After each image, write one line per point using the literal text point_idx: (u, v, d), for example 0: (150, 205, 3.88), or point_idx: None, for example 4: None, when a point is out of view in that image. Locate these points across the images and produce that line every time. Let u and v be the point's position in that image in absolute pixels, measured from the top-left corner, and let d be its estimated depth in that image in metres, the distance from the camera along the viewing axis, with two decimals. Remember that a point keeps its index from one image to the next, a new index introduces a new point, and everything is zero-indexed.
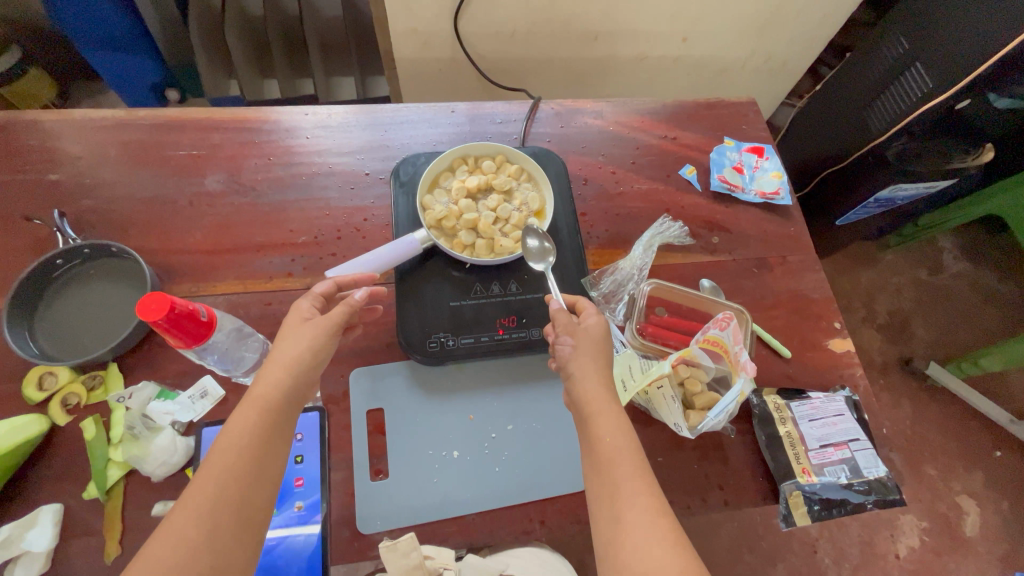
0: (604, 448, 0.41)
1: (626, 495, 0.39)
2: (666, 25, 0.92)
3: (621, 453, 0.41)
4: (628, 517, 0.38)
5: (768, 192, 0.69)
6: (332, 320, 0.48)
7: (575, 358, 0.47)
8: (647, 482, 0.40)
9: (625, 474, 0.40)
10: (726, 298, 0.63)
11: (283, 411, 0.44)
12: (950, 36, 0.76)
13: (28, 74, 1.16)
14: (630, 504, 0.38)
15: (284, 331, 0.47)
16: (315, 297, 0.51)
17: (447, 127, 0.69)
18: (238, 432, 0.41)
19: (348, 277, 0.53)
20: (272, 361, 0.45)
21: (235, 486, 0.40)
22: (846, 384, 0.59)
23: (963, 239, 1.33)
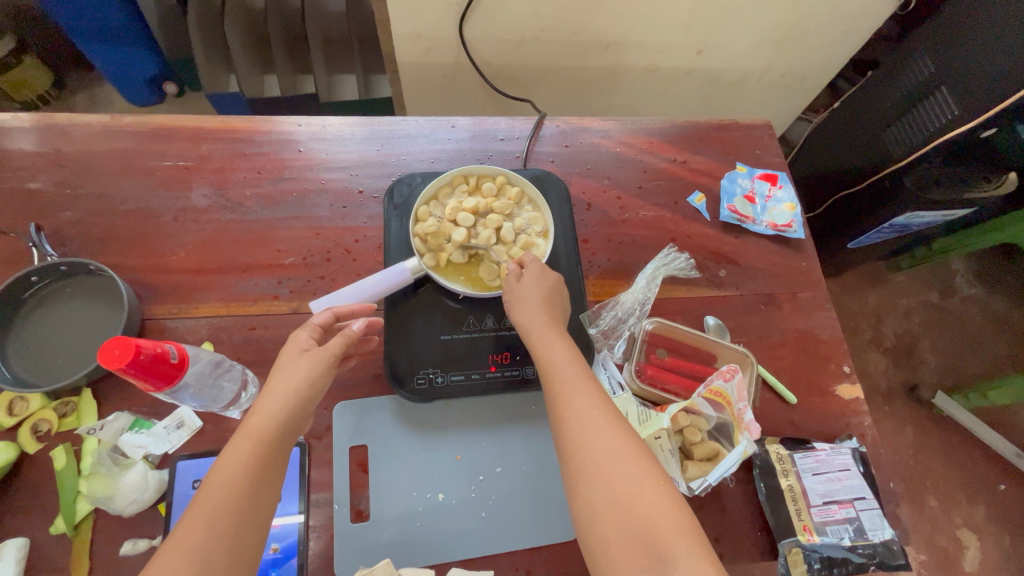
0: (562, 382, 0.45)
1: (589, 420, 0.42)
2: (681, 36, 0.88)
3: (578, 383, 0.45)
4: (594, 435, 0.41)
5: (779, 224, 0.66)
6: (330, 351, 0.44)
7: (516, 306, 0.50)
8: (605, 407, 0.43)
9: (584, 402, 0.43)
10: (732, 338, 0.60)
11: (277, 452, 0.40)
12: (979, 61, 0.72)
13: (23, 62, 1.13)
14: (594, 424, 0.42)
15: (279, 362, 0.44)
16: (315, 328, 0.46)
17: (446, 143, 0.66)
18: (231, 468, 0.38)
19: (347, 307, 0.49)
20: (267, 393, 0.42)
21: (229, 522, 0.37)
22: (853, 434, 0.56)
23: (977, 263, 1.29)
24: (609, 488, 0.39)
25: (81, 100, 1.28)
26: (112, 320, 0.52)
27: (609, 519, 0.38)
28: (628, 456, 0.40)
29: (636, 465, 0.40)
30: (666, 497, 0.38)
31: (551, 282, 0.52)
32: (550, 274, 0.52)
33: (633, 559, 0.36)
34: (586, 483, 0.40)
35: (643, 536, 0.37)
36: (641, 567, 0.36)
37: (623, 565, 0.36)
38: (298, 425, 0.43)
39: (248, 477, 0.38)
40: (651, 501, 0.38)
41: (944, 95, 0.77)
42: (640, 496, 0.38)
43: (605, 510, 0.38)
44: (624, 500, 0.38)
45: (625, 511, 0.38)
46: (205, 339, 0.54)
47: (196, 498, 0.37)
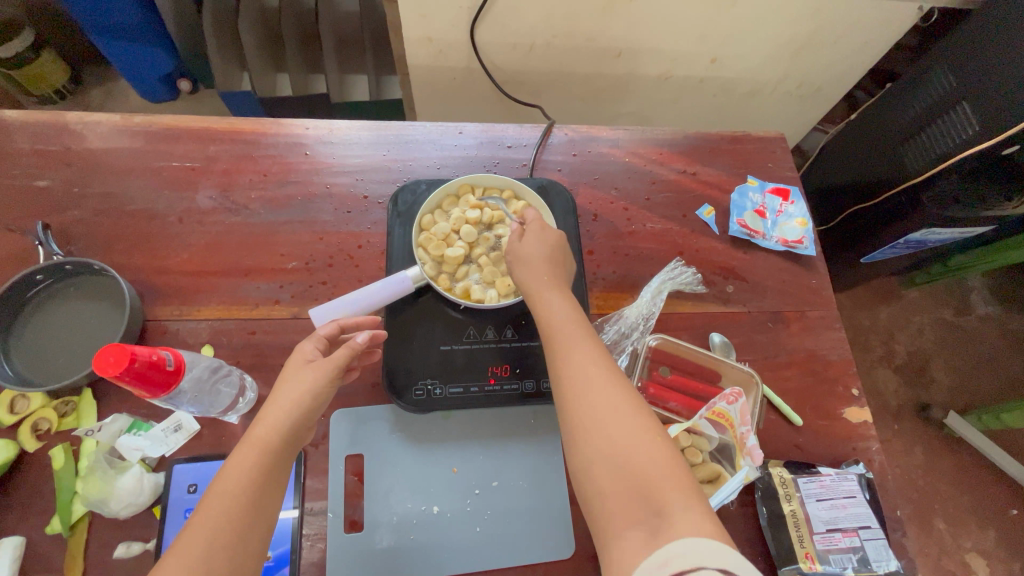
0: (560, 340, 0.45)
1: (588, 377, 0.42)
2: (696, 45, 0.87)
3: (576, 343, 0.44)
4: (591, 392, 0.41)
5: (790, 241, 0.64)
6: (334, 364, 0.43)
7: (517, 264, 0.50)
8: (603, 364, 0.43)
9: (581, 360, 0.43)
10: (737, 356, 0.59)
11: (282, 462, 0.40)
12: (1000, 77, 0.70)
13: (41, 58, 1.15)
14: (592, 380, 0.42)
15: (284, 374, 0.43)
16: (320, 339, 0.46)
17: (453, 149, 0.65)
18: (235, 479, 0.38)
19: (353, 320, 0.49)
20: (272, 404, 0.41)
21: (231, 534, 0.36)
22: (860, 459, 0.55)
23: (994, 281, 1.26)
24: (605, 442, 0.39)
25: (97, 95, 1.30)
26: (115, 320, 0.52)
27: (605, 473, 0.38)
28: (625, 412, 0.40)
29: (632, 420, 0.40)
30: (661, 451, 0.38)
31: (553, 239, 0.52)
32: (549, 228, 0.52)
33: (628, 511, 0.36)
34: (582, 440, 0.40)
35: (639, 490, 0.37)
36: (636, 520, 0.36)
37: (619, 519, 0.36)
38: (303, 433, 0.42)
39: (251, 489, 0.38)
40: (648, 453, 0.38)
41: (965, 110, 0.74)
42: (635, 449, 0.38)
43: (601, 463, 0.39)
44: (620, 453, 0.38)
45: (621, 464, 0.38)
46: (205, 342, 0.54)
47: (201, 504, 0.37)
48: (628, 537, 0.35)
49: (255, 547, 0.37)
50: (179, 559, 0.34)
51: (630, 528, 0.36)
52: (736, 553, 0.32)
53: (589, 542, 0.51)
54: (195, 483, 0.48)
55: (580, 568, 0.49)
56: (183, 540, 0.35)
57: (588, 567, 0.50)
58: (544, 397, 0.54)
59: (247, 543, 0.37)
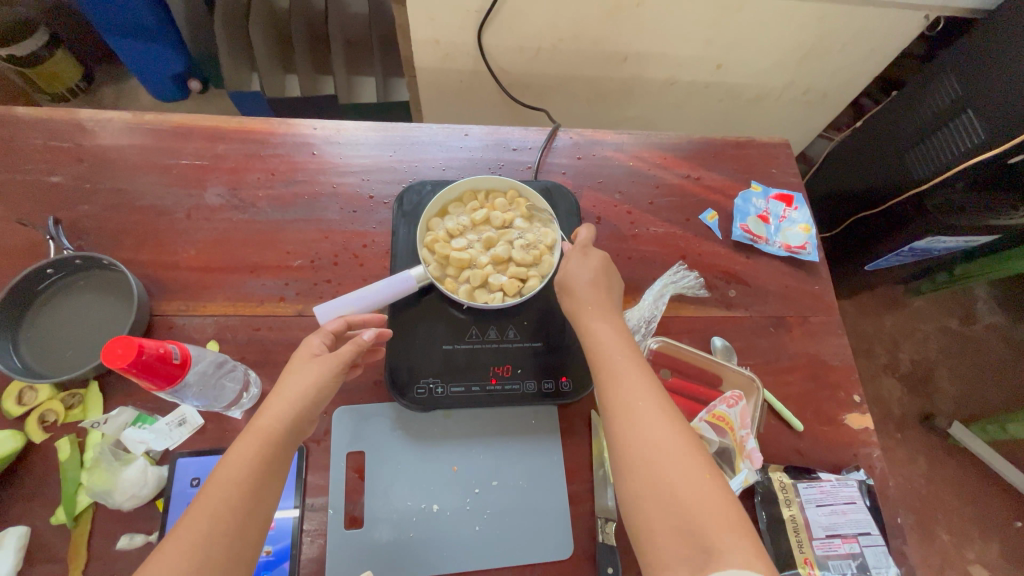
0: (610, 370, 0.46)
1: (639, 406, 0.43)
2: (702, 50, 0.87)
3: (625, 371, 0.45)
4: (642, 422, 0.42)
5: (793, 246, 0.65)
6: (339, 359, 0.44)
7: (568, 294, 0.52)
8: (654, 393, 0.44)
9: (631, 388, 0.44)
10: (739, 361, 0.59)
11: (282, 454, 0.40)
12: (1005, 85, 0.70)
13: (55, 56, 1.16)
14: (643, 412, 0.42)
15: (291, 366, 0.44)
16: (327, 335, 0.46)
17: (459, 151, 0.66)
18: (235, 469, 0.38)
19: (360, 316, 0.50)
20: (277, 395, 0.42)
21: (228, 525, 0.36)
22: (861, 465, 0.55)
23: (1000, 291, 1.25)
24: (654, 474, 0.39)
25: (109, 93, 1.32)
26: (122, 314, 0.53)
27: (654, 505, 0.38)
28: (676, 447, 0.40)
29: (681, 454, 0.40)
30: (711, 487, 0.38)
31: (607, 269, 0.53)
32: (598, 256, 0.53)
33: (675, 545, 0.37)
34: (631, 470, 0.40)
35: (687, 526, 0.37)
36: (684, 556, 0.36)
37: (665, 552, 0.37)
38: (308, 422, 0.43)
39: (250, 480, 0.38)
40: (698, 489, 0.38)
41: (972, 118, 0.74)
42: (686, 484, 0.38)
43: (649, 494, 0.39)
44: (668, 488, 0.38)
45: (670, 498, 0.38)
46: (211, 337, 0.55)
47: (200, 495, 0.37)
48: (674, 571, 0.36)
49: (256, 540, 0.38)
50: (177, 550, 0.35)
51: (677, 562, 0.36)
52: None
53: (588, 543, 0.51)
54: (198, 476, 0.49)
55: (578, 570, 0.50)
56: (181, 530, 0.36)
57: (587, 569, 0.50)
58: (545, 398, 0.54)
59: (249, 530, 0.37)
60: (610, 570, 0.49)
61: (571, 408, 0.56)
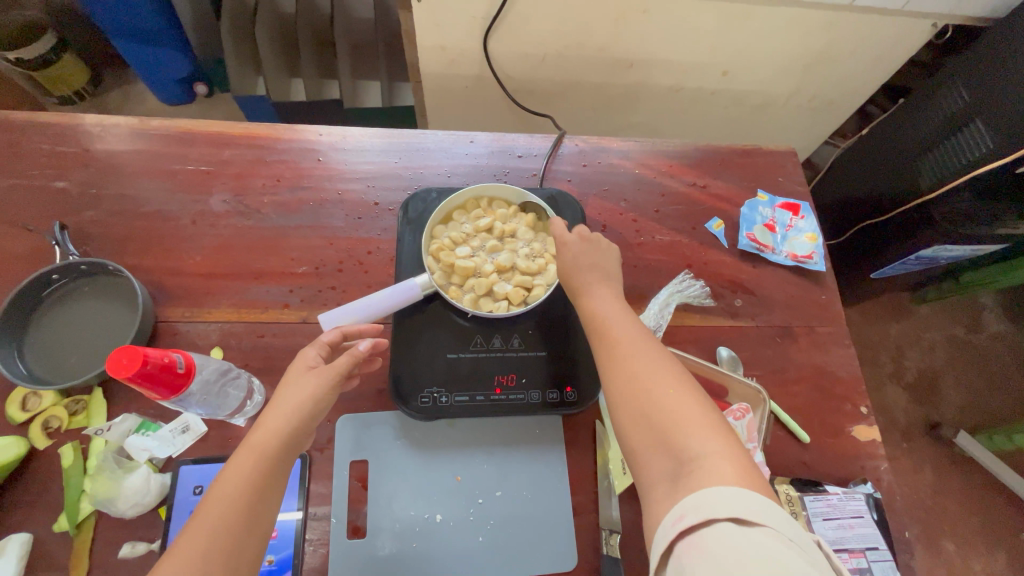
0: (591, 313, 0.47)
1: (617, 340, 0.44)
2: (708, 57, 0.87)
3: (607, 310, 0.46)
4: (620, 354, 0.43)
5: (800, 255, 0.64)
6: (336, 370, 0.44)
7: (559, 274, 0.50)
8: (633, 329, 0.45)
9: (611, 325, 0.45)
10: (744, 371, 0.58)
11: (280, 467, 0.40)
12: (1014, 95, 0.70)
13: (62, 60, 1.17)
14: (620, 345, 0.43)
15: (286, 379, 0.44)
16: (322, 346, 0.46)
17: (464, 157, 0.66)
18: (231, 484, 0.38)
19: (354, 326, 0.49)
20: (271, 408, 0.42)
21: (227, 540, 0.36)
22: (868, 478, 0.54)
23: (1007, 299, 1.25)
24: (634, 400, 0.40)
25: (115, 96, 1.32)
26: (127, 320, 0.53)
27: (636, 429, 0.39)
28: (652, 372, 0.41)
29: (657, 378, 0.40)
30: (686, 402, 0.39)
31: (594, 246, 0.51)
32: (591, 238, 0.51)
33: (657, 464, 0.37)
34: (614, 401, 0.42)
35: (665, 443, 0.37)
36: (665, 474, 0.36)
37: (650, 473, 0.37)
38: (311, 425, 0.42)
39: (247, 495, 0.38)
40: (676, 409, 0.38)
41: (978, 129, 0.74)
42: (663, 405, 0.39)
43: (631, 419, 0.40)
44: (645, 410, 0.39)
45: (648, 420, 0.39)
46: (215, 344, 0.55)
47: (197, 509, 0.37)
48: (658, 490, 0.36)
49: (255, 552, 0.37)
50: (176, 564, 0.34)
51: (659, 480, 0.37)
52: (754, 496, 0.32)
53: (592, 555, 0.50)
54: (201, 484, 0.49)
55: None
56: (180, 545, 0.35)
57: None
58: (550, 408, 0.54)
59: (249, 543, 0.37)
60: None
61: (575, 418, 0.55)
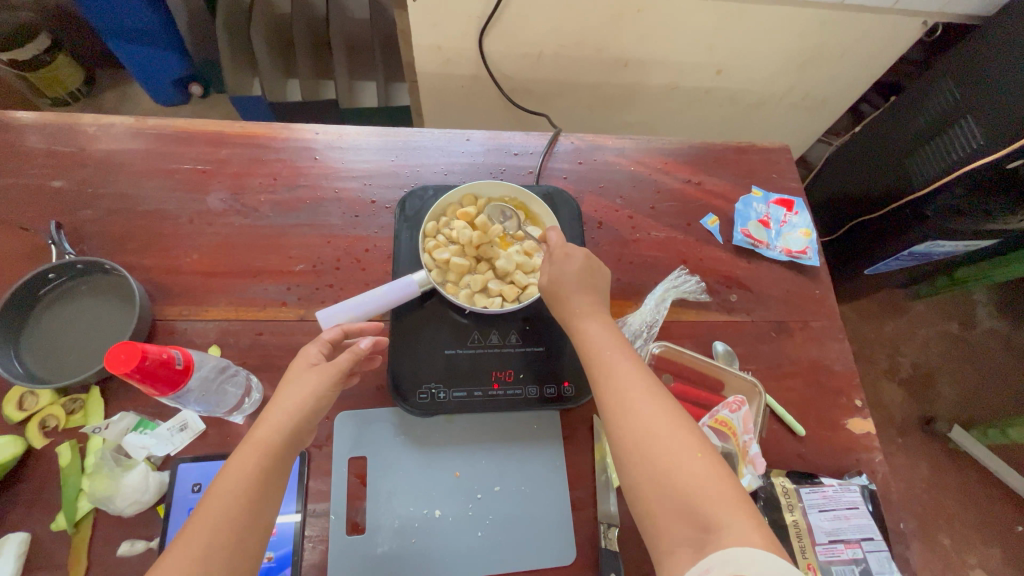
0: (600, 360, 0.47)
1: (628, 394, 0.43)
2: (702, 56, 0.87)
3: (615, 360, 0.46)
4: (633, 410, 0.42)
5: (794, 251, 0.65)
6: (339, 368, 0.44)
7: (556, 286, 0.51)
8: (643, 381, 0.44)
9: (621, 377, 0.45)
10: (740, 365, 0.59)
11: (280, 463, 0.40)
12: (1007, 93, 0.70)
13: (57, 60, 1.17)
14: (634, 400, 0.43)
15: (289, 374, 0.44)
16: (324, 344, 0.47)
17: (460, 155, 0.66)
18: (234, 479, 0.38)
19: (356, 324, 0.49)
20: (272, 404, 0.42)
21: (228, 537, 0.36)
22: (864, 471, 0.55)
23: (1000, 295, 1.26)
24: (650, 461, 0.40)
25: (111, 97, 1.32)
26: (124, 318, 0.53)
27: (652, 491, 0.39)
28: (669, 430, 0.41)
29: (674, 437, 0.40)
30: (704, 464, 0.39)
31: (594, 266, 0.53)
32: (592, 257, 0.53)
33: (676, 528, 0.38)
34: (627, 459, 0.41)
35: (686, 507, 0.38)
36: (686, 538, 0.37)
37: (669, 536, 0.38)
38: (287, 447, 0.41)
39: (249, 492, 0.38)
40: (695, 474, 0.38)
41: (970, 125, 0.75)
42: (682, 469, 0.39)
43: (647, 481, 0.40)
44: (663, 471, 0.39)
45: (666, 484, 0.39)
46: (213, 342, 0.55)
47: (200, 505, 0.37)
48: (678, 552, 0.37)
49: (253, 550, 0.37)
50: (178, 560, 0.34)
51: (680, 544, 0.37)
52: (780, 559, 0.34)
53: (590, 549, 0.50)
54: (199, 482, 0.49)
55: None
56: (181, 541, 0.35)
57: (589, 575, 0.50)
58: (548, 403, 0.54)
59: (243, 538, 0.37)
60: None
61: (573, 413, 0.55)
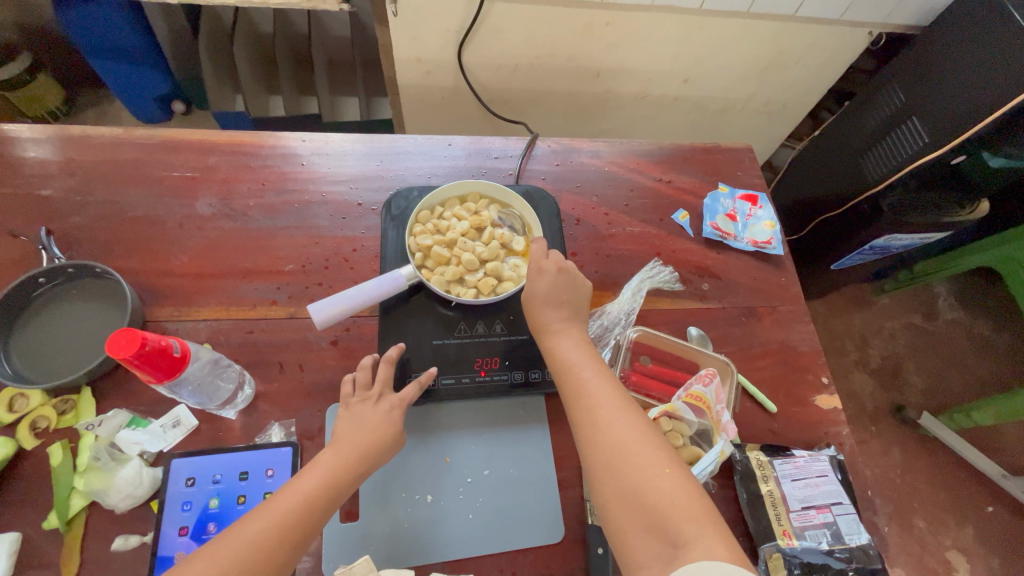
0: (572, 380, 0.49)
1: (601, 415, 0.45)
2: (668, 65, 0.93)
3: (587, 379, 0.48)
4: (605, 429, 0.45)
5: (760, 241, 0.69)
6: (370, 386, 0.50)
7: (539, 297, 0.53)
8: (617, 399, 0.47)
9: (593, 397, 0.47)
10: (713, 348, 0.62)
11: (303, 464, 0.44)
12: (945, 95, 0.77)
13: (37, 79, 1.18)
14: (605, 420, 0.45)
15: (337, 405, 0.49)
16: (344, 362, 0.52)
17: (442, 160, 0.69)
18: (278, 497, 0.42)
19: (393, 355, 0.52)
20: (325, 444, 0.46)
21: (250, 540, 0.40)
22: (832, 442, 0.58)
23: (957, 287, 1.33)
24: (620, 477, 0.42)
25: (90, 115, 1.32)
26: (115, 319, 0.54)
27: (624, 508, 0.41)
28: (639, 449, 0.43)
29: (644, 455, 0.42)
30: (675, 480, 0.41)
31: (568, 280, 0.54)
32: (567, 270, 0.54)
33: (646, 544, 0.39)
34: (600, 478, 0.43)
35: (655, 523, 0.39)
36: (655, 552, 0.38)
37: (639, 551, 0.39)
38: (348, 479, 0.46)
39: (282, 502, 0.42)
40: (664, 489, 0.41)
41: (916, 123, 0.81)
42: (651, 486, 0.41)
43: (618, 497, 0.41)
44: (634, 488, 0.41)
45: (635, 500, 0.41)
46: (204, 340, 0.56)
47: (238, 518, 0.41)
48: (649, 567, 0.38)
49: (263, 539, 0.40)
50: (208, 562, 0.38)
51: (650, 560, 0.38)
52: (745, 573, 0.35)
53: (578, 526, 0.52)
54: (193, 476, 0.49)
55: (569, 553, 0.51)
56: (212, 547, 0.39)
57: (578, 553, 0.51)
58: (532, 387, 0.57)
59: (273, 539, 0.40)
60: (601, 551, 0.51)
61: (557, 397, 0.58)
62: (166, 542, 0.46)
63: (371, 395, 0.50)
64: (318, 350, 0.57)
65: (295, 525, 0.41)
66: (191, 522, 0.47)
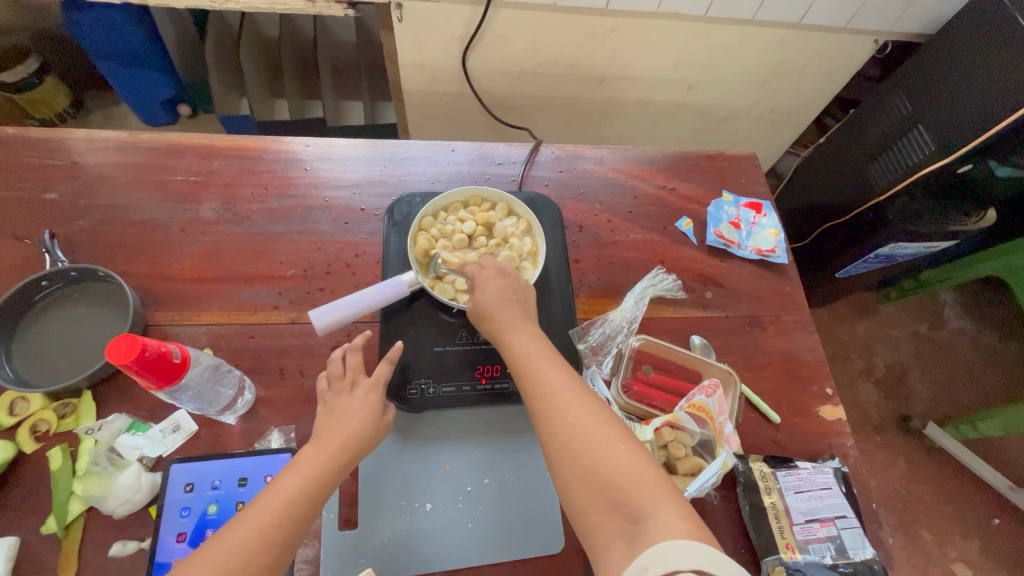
0: (526, 367, 0.47)
1: (557, 400, 0.44)
2: (672, 72, 0.93)
3: (540, 366, 0.47)
4: (561, 413, 0.43)
5: (763, 250, 0.68)
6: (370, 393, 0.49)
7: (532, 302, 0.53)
8: (571, 384, 0.46)
9: (548, 383, 0.46)
10: (716, 358, 0.62)
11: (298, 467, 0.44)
12: (950, 104, 0.76)
13: (45, 83, 1.18)
14: (561, 404, 0.44)
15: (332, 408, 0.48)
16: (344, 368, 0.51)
17: (445, 165, 0.69)
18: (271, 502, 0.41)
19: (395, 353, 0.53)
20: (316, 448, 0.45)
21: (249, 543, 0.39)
22: (836, 454, 0.57)
23: (963, 296, 1.32)
24: (579, 460, 0.41)
25: (98, 117, 1.33)
26: (116, 322, 0.54)
27: (585, 491, 0.40)
28: (595, 428, 0.42)
29: (601, 435, 0.42)
30: (632, 457, 0.40)
31: (513, 280, 0.53)
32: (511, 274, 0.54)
33: (610, 526, 0.38)
34: (560, 464, 0.42)
35: (615, 501, 0.39)
36: (618, 532, 0.37)
37: (603, 533, 0.38)
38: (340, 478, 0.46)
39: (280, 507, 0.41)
40: (621, 466, 0.40)
41: (922, 133, 0.81)
42: (609, 465, 0.40)
43: (580, 480, 0.40)
44: (593, 469, 0.40)
45: (596, 481, 0.40)
46: (204, 345, 0.56)
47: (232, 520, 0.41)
48: (613, 547, 0.37)
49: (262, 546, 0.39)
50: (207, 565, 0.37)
51: (615, 540, 0.37)
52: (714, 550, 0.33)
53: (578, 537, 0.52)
54: (192, 482, 0.49)
55: (569, 565, 0.51)
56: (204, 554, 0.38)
57: (578, 564, 0.51)
58: None
59: (268, 543, 0.40)
60: None
61: None
62: (163, 549, 0.46)
63: (345, 386, 0.50)
64: (319, 356, 0.57)
65: (290, 528, 0.41)
66: (189, 528, 0.47)
